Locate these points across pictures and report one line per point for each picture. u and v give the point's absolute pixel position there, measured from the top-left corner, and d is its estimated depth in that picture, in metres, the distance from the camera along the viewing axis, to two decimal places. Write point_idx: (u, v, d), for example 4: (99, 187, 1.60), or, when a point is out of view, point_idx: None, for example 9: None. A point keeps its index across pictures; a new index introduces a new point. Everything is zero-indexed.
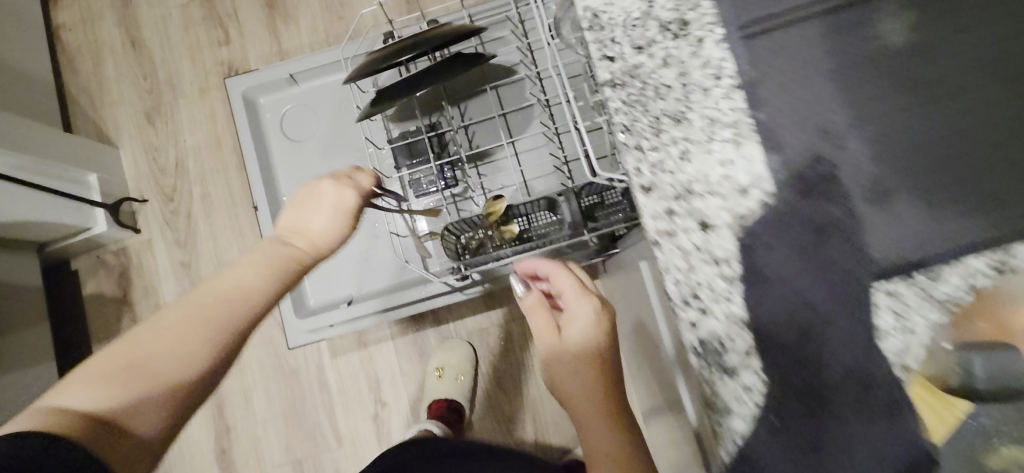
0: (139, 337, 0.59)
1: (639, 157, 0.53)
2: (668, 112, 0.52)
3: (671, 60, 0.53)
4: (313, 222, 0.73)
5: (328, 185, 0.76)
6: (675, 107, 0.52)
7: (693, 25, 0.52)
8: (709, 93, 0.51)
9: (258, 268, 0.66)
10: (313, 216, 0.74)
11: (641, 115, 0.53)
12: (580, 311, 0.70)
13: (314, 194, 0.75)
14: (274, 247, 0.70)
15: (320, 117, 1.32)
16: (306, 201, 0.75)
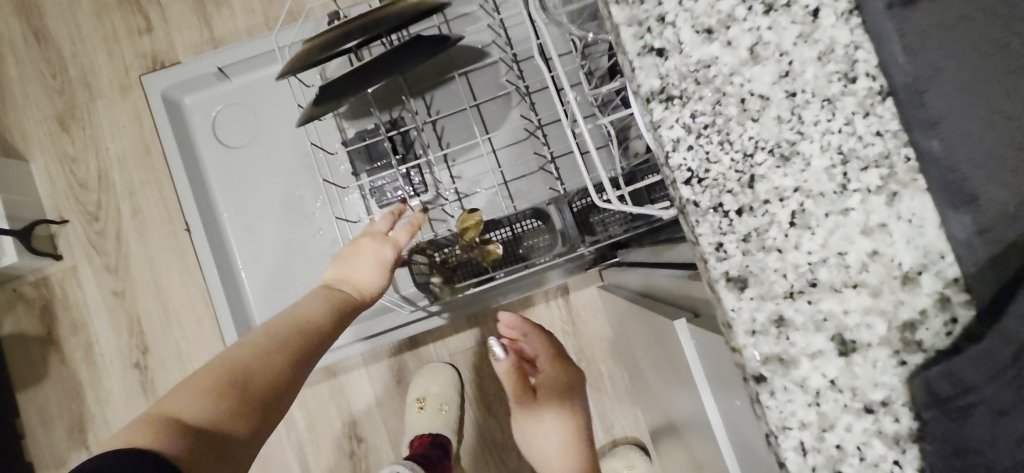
0: (295, 307, 0.66)
1: (715, 214, 0.36)
2: (761, 150, 0.35)
3: (767, 80, 0.35)
4: (369, 256, 0.75)
5: (375, 242, 0.75)
6: (771, 144, 0.35)
7: (812, 39, 0.35)
8: (823, 126, 0.35)
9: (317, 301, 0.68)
10: (365, 264, 0.74)
11: (723, 155, 0.36)
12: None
13: (359, 251, 0.75)
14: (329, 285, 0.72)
15: (263, 123, 1.11)
16: (364, 247, 0.75)
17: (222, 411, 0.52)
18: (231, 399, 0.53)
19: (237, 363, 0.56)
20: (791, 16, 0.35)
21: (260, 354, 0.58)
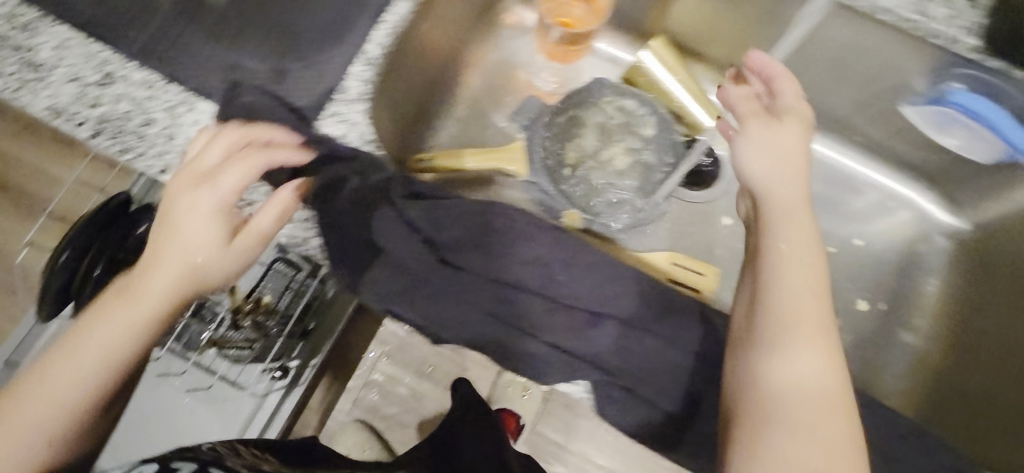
0: (64, 347, 0.43)
1: (145, 161, 0.57)
2: (138, 123, 0.57)
3: (119, 96, 0.57)
4: (262, 170, 0.50)
5: (233, 146, 0.51)
6: (140, 118, 0.57)
7: (115, 68, 0.58)
8: (159, 96, 0.57)
9: (154, 268, 0.46)
10: (234, 188, 0.49)
11: (124, 138, 0.57)
12: (781, 133, 0.59)
13: (255, 155, 0.50)
14: (191, 195, 0.48)
15: None
16: (242, 165, 0.50)
17: None
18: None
19: None
20: (104, 67, 0.58)
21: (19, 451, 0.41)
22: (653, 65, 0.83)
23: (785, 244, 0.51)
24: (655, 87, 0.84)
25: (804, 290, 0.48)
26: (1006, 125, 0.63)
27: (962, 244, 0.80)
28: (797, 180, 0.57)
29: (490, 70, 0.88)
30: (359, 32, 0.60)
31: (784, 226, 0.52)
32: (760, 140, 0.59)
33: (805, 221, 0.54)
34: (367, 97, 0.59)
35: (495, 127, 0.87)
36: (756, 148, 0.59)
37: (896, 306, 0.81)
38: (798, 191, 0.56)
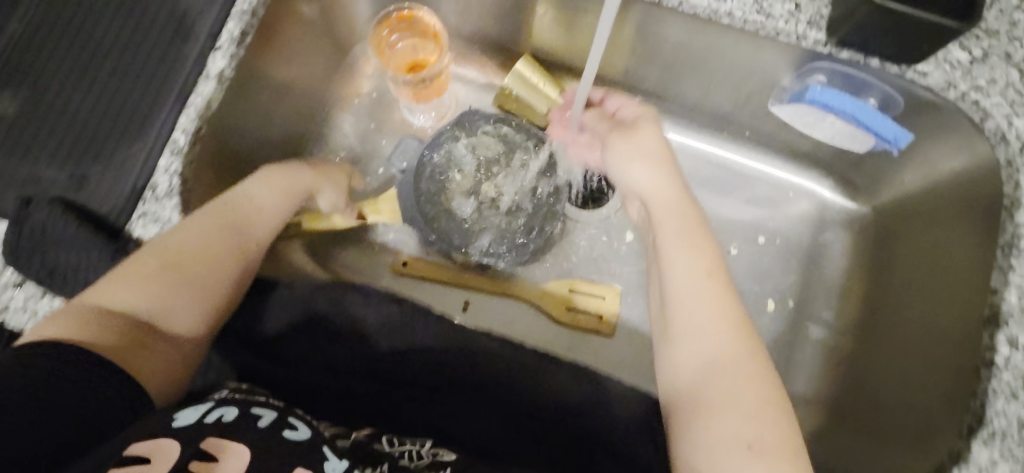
0: (161, 250, 0.51)
1: None
2: None
3: None
4: (317, 190, 0.67)
5: (333, 175, 0.70)
6: None
7: None
8: None
9: (247, 208, 0.58)
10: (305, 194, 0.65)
11: None
12: (650, 136, 0.66)
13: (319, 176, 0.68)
14: (275, 186, 0.61)
15: None
16: (297, 182, 0.63)
17: (148, 371, 0.47)
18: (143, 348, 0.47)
19: (66, 338, 0.45)
20: None
21: (185, 308, 0.51)
22: (520, 88, 0.78)
23: (686, 261, 0.57)
24: (528, 110, 0.78)
25: (694, 266, 0.57)
26: (871, 118, 0.61)
27: (864, 235, 0.75)
28: (666, 163, 0.64)
29: (359, 111, 0.83)
30: (163, 122, 0.56)
31: (680, 215, 0.61)
32: (624, 151, 0.66)
33: (699, 233, 0.59)
34: (179, 193, 0.54)
35: (372, 173, 0.82)
36: (632, 145, 0.65)
37: (806, 301, 0.75)
38: (664, 164, 0.64)
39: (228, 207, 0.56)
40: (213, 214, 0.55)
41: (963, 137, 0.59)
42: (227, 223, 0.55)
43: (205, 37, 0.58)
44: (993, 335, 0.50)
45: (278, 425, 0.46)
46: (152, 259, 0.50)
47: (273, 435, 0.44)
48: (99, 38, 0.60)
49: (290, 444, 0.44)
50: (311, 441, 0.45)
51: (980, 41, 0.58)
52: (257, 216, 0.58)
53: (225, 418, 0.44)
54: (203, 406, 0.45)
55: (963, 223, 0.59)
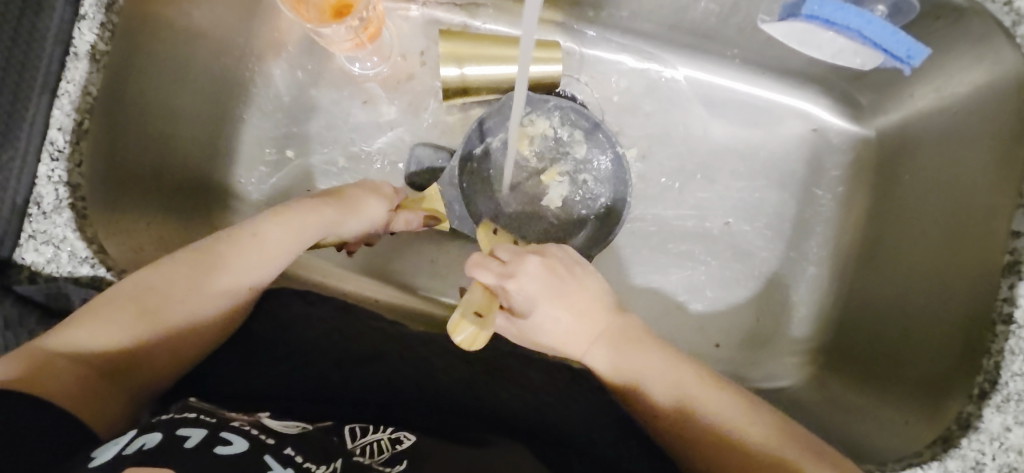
0: (184, 270, 0.46)
1: None
2: None
3: None
4: (344, 227, 0.55)
5: (371, 209, 0.56)
6: None
7: None
8: None
9: (297, 229, 0.51)
10: (345, 215, 0.54)
11: None
12: (531, 284, 0.43)
13: (352, 213, 0.55)
14: (315, 209, 0.52)
15: None
16: (324, 221, 0.52)
17: (61, 390, 0.39)
18: (88, 380, 0.41)
19: (15, 376, 0.38)
20: None
21: (169, 337, 0.44)
22: (467, 66, 0.65)
23: (562, 324, 0.45)
24: (482, 87, 0.66)
25: (568, 314, 0.45)
26: (881, 33, 0.51)
27: (868, 157, 0.67)
28: (582, 282, 0.45)
29: (331, 90, 0.69)
30: (36, 115, 0.47)
31: (553, 308, 0.44)
32: (529, 301, 0.43)
33: (587, 292, 0.45)
34: (68, 205, 0.47)
35: (306, 132, 0.68)
36: (542, 300, 0.44)
37: (802, 237, 0.68)
38: (571, 285, 0.45)
39: (279, 226, 0.50)
40: (276, 230, 0.50)
41: (987, 43, 0.50)
42: (252, 243, 0.49)
43: (62, 7, 0.48)
44: (1011, 286, 0.46)
45: (213, 441, 0.34)
46: (179, 269, 0.46)
47: (207, 453, 0.33)
48: None
49: (228, 462, 0.33)
50: (254, 451, 0.34)
51: None
52: (302, 242, 0.51)
53: (150, 447, 0.33)
54: (125, 436, 0.34)
55: (982, 148, 0.53)
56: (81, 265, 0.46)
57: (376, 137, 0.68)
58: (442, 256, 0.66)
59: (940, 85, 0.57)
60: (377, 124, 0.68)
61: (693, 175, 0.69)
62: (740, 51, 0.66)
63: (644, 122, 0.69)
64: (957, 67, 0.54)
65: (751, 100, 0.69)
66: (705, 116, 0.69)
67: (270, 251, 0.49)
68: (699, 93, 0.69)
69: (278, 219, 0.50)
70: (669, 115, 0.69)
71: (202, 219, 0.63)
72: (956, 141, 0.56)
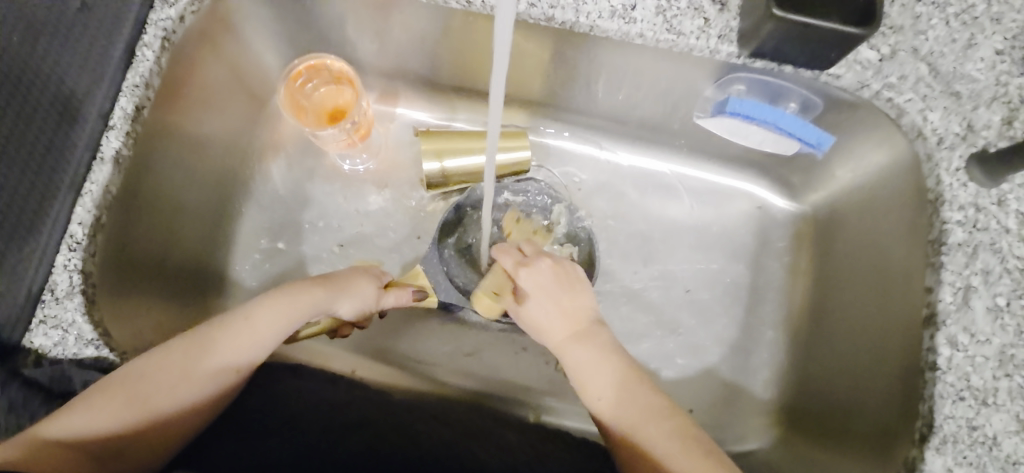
0: (178, 356, 0.49)
1: None
2: None
3: None
4: (333, 309, 0.59)
5: (359, 292, 0.60)
6: None
7: None
8: None
9: (286, 314, 0.55)
10: (333, 297, 0.58)
11: None
12: (539, 279, 0.56)
13: (340, 297, 0.59)
14: (304, 294, 0.56)
15: None
16: (312, 305, 0.56)
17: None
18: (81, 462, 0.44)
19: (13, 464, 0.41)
20: None
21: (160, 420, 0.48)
22: (445, 158, 0.72)
23: (549, 316, 0.56)
24: (460, 177, 0.73)
25: (557, 311, 0.56)
26: (794, 125, 0.62)
27: (806, 230, 0.75)
28: (574, 292, 0.57)
29: (324, 183, 0.76)
30: (59, 212, 0.52)
31: (539, 306, 0.56)
32: (530, 290, 0.56)
33: (573, 296, 0.57)
34: (81, 290, 0.51)
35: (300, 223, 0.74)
36: (539, 295, 0.56)
37: (757, 303, 0.74)
38: (560, 289, 0.56)
39: (271, 311, 0.54)
40: (268, 315, 0.54)
41: (883, 132, 0.60)
42: (245, 328, 0.52)
43: (94, 119, 0.55)
44: (932, 336, 0.52)
45: None
46: (173, 356, 0.49)
47: None
48: None
49: None
50: None
51: (887, 38, 0.57)
52: (292, 324, 0.55)
53: None
54: None
55: (893, 218, 0.61)
56: (86, 346, 0.50)
57: (364, 225, 0.74)
58: (425, 332, 0.70)
59: (854, 166, 0.66)
60: (365, 213, 0.75)
61: (654, 251, 0.76)
62: (686, 141, 0.76)
63: (606, 205, 0.77)
64: (864, 151, 0.64)
65: (700, 183, 0.78)
66: (660, 199, 0.78)
67: (262, 334, 0.53)
68: (654, 178, 0.78)
69: (269, 304, 0.54)
70: (629, 198, 0.77)
71: (200, 305, 0.68)
72: (872, 212, 0.64)
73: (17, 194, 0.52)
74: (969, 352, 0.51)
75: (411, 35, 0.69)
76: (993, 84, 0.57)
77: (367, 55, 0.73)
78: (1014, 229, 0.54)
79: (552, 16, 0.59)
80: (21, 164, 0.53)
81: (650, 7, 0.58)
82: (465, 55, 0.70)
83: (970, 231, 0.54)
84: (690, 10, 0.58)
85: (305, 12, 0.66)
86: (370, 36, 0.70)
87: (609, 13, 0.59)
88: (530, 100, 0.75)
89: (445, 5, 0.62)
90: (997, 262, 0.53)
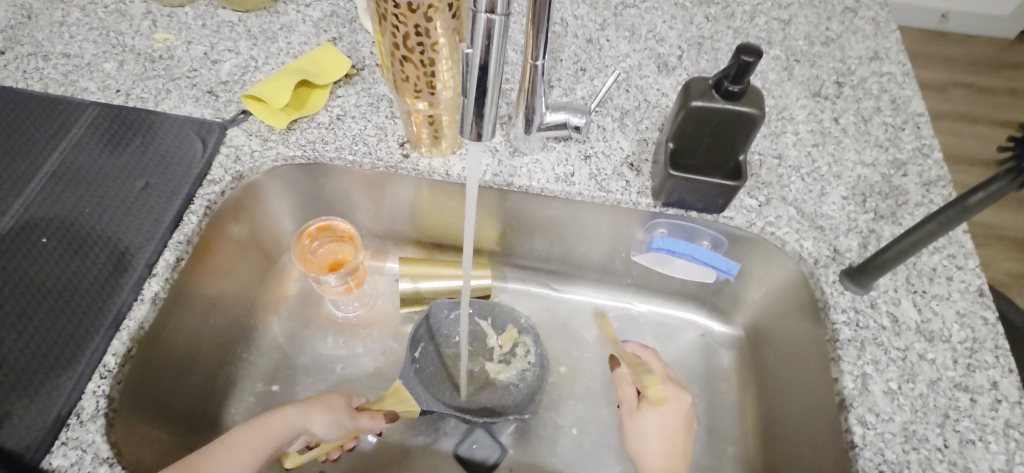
0: None
1: None
2: None
3: None
4: (310, 425, 0.67)
5: (331, 408, 0.68)
6: None
7: None
8: None
9: (266, 435, 0.63)
10: (309, 419, 0.67)
11: None
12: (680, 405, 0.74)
13: (314, 414, 0.67)
14: (274, 419, 0.64)
15: None
16: (286, 422, 0.65)
17: None
18: None
19: None
20: None
21: None
22: (421, 280, 0.84)
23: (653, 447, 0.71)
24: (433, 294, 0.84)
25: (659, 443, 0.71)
26: (707, 256, 0.78)
27: (744, 350, 0.86)
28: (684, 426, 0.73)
29: (321, 327, 0.86)
30: (98, 344, 0.61)
31: (660, 421, 0.72)
32: (662, 410, 0.73)
33: (681, 430, 0.72)
34: (104, 413, 0.57)
35: (296, 364, 0.82)
36: (651, 426, 0.72)
37: (715, 420, 0.81)
38: (681, 422, 0.73)
39: (252, 433, 0.62)
40: (252, 439, 0.62)
41: (777, 259, 0.76)
42: (227, 453, 0.59)
43: (141, 267, 0.67)
44: (846, 418, 0.61)
45: None
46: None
47: None
48: (36, 279, 0.65)
49: None
50: None
51: (761, 191, 0.77)
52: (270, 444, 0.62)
53: None
54: None
55: (801, 328, 0.74)
56: (100, 465, 0.55)
57: (354, 364, 0.83)
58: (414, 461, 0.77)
59: (766, 289, 0.80)
60: (356, 353, 0.84)
61: None
62: (632, 281, 0.90)
63: (570, 337, 0.88)
64: (770, 278, 0.79)
65: (649, 316, 0.90)
66: (617, 331, 0.89)
67: (248, 454, 0.60)
68: (609, 313, 0.91)
69: (252, 428, 0.63)
70: (588, 331, 0.89)
71: (198, 441, 0.72)
72: (786, 325, 0.77)
73: (67, 331, 0.62)
74: (878, 429, 0.60)
75: (402, 202, 0.86)
76: (846, 220, 0.75)
77: (366, 220, 0.90)
78: (889, 326, 0.67)
79: (511, 181, 0.78)
80: (76, 306, 0.63)
81: (583, 173, 0.78)
82: (444, 216, 0.87)
83: (855, 328, 0.66)
84: (614, 175, 0.78)
85: (317, 187, 0.84)
86: (370, 204, 0.87)
87: (554, 179, 0.78)
88: (500, 252, 0.91)
89: (429, 177, 0.80)
90: (883, 353, 0.65)
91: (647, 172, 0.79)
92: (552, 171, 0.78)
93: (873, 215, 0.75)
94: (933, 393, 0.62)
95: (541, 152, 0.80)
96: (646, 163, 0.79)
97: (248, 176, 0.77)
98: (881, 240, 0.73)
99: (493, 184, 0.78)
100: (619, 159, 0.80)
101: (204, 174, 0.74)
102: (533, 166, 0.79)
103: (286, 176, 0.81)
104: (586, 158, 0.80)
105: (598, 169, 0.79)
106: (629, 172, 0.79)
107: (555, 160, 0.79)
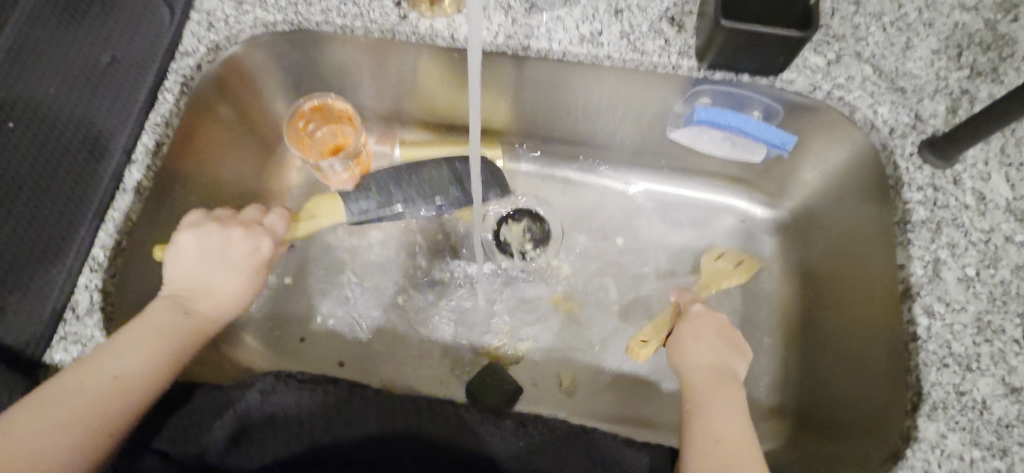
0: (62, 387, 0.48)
1: None
2: None
3: None
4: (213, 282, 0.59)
5: (229, 253, 0.61)
6: None
7: None
8: None
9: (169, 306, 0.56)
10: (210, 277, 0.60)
11: None
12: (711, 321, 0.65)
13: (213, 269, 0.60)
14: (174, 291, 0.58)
15: None
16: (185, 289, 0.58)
17: None
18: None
19: None
20: None
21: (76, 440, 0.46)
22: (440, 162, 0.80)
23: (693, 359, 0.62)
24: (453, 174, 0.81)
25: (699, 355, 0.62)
26: (757, 128, 0.68)
27: (790, 236, 0.77)
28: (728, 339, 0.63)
29: None
30: (84, 238, 0.57)
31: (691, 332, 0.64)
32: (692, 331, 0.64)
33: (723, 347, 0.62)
34: (100, 308, 0.55)
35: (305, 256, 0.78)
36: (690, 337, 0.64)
37: (752, 310, 0.76)
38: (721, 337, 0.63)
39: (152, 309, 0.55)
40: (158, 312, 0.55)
41: (842, 131, 0.65)
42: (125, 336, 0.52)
43: (118, 154, 0.60)
44: (909, 309, 0.54)
45: None
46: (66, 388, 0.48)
47: None
48: None
49: None
50: None
51: (831, 47, 0.64)
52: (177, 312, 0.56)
53: None
54: None
55: (864, 209, 0.64)
56: None
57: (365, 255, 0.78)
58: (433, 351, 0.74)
59: (823, 166, 0.70)
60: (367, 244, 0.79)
61: (645, 264, 0.79)
62: (666, 162, 0.80)
63: (595, 225, 0.81)
64: (830, 153, 0.68)
65: (684, 201, 0.82)
66: (647, 217, 0.81)
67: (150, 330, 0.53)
68: (639, 198, 0.82)
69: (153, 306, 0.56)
70: (616, 218, 0.81)
71: None
72: (845, 206, 0.68)
73: (50, 224, 0.57)
74: (947, 321, 0.53)
75: (405, 76, 0.76)
76: (933, 79, 0.62)
77: (366, 99, 0.80)
78: (973, 204, 0.57)
79: (528, 44, 0.66)
80: (54, 196, 0.58)
81: (614, 32, 0.66)
82: (453, 91, 0.77)
83: (931, 209, 0.57)
84: (651, 32, 0.65)
85: (307, 60, 0.74)
86: (369, 80, 0.77)
87: (578, 39, 0.66)
88: (517, 132, 0.81)
89: (432, 43, 0.69)
90: (962, 236, 0.56)
91: (691, 28, 0.65)
92: (576, 29, 0.66)
93: (968, 73, 0.62)
94: (1017, 280, 0.54)
95: (563, 7, 0.67)
96: (690, 17, 0.66)
97: (226, 47, 0.67)
98: (974, 103, 0.61)
99: (506, 49, 0.66)
100: (657, 13, 0.66)
101: (174, 47, 0.65)
102: (554, 24, 0.66)
103: (271, 47, 0.70)
104: (617, 13, 0.66)
105: (632, 26, 0.66)
106: (668, 29, 0.65)
107: (579, 17, 0.66)
